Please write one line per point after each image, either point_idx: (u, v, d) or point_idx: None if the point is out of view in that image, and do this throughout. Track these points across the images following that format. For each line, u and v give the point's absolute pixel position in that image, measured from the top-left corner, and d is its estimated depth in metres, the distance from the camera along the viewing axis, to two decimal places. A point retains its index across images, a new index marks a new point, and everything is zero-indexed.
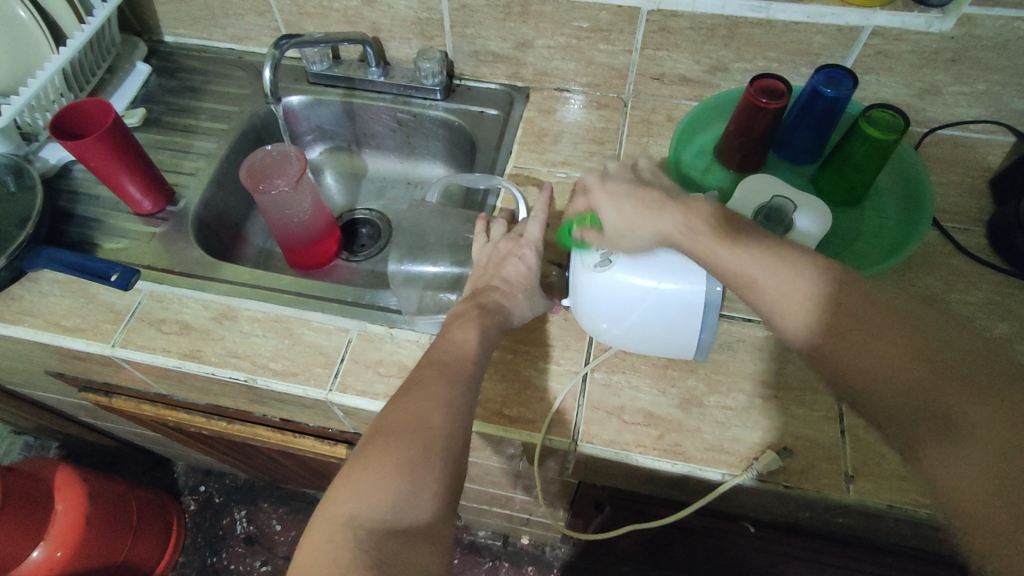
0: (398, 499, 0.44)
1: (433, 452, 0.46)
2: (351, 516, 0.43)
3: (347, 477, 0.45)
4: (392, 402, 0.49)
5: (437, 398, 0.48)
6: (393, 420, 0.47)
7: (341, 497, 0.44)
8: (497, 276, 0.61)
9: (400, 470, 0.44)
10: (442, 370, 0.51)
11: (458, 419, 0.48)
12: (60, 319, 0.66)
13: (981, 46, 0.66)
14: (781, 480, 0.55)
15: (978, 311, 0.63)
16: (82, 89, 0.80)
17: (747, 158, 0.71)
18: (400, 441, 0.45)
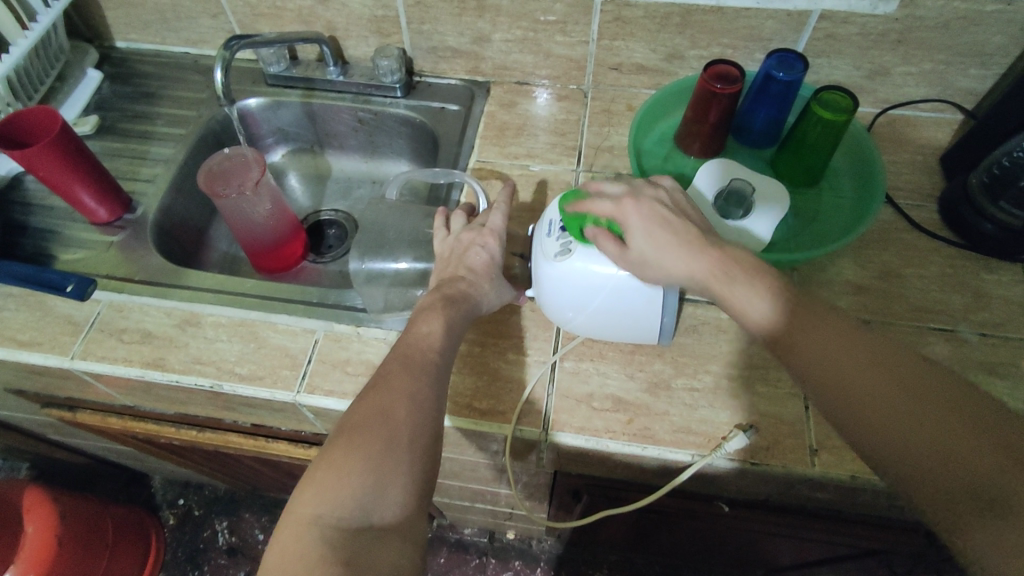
0: (365, 496, 0.43)
1: (398, 448, 0.46)
2: (316, 514, 0.43)
3: (313, 476, 0.45)
4: (357, 399, 0.49)
5: (402, 393, 0.48)
6: (359, 417, 0.47)
7: (307, 496, 0.43)
8: (462, 267, 0.60)
9: (366, 468, 0.44)
10: (407, 364, 0.51)
11: (424, 413, 0.48)
12: (16, 333, 0.65)
13: (924, 27, 0.67)
14: (749, 458, 0.56)
15: (932, 285, 0.65)
16: (31, 98, 0.78)
17: (705, 145, 0.72)
18: (363, 439, 0.45)
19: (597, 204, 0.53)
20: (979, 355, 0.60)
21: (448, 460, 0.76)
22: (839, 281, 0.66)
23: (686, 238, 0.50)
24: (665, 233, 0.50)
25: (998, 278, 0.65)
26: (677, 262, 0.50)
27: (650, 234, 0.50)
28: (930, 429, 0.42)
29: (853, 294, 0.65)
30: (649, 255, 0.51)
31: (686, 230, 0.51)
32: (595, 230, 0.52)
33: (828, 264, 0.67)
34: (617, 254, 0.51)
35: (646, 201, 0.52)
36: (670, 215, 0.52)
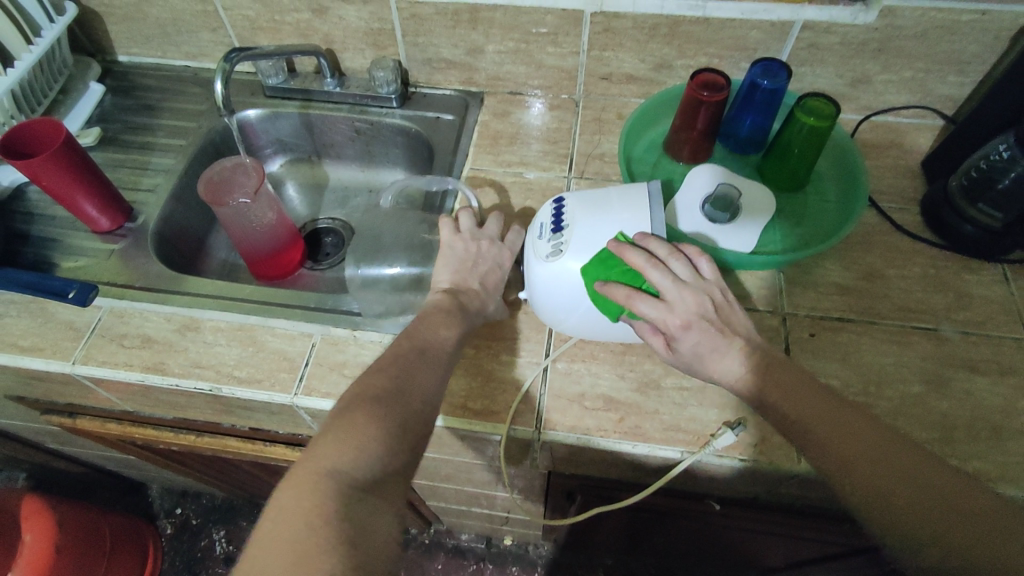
0: (378, 465, 0.45)
1: (410, 432, 0.48)
2: (338, 469, 0.43)
3: (332, 432, 0.45)
4: (377, 371, 0.51)
5: (420, 382, 0.51)
6: (382, 392, 0.49)
7: (326, 451, 0.44)
8: (477, 279, 0.62)
9: (384, 441, 0.46)
10: (426, 355, 0.53)
11: (431, 407, 0.51)
12: (17, 339, 0.66)
13: (903, 36, 0.69)
14: (736, 454, 0.58)
15: (915, 285, 0.66)
16: (35, 110, 0.80)
17: (693, 152, 0.74)
18: (385, 413, 0.47)
19: (646, 309, 0.53)
20: (961, 352, 0.61)
21: (444, 462, 0.77)
22: (825, 283, 0.67)
23: (727, 342, 0.53)
24: (709, 346, 0.53)
25: (979, 278, 0.66)
26: (720, 367, 0.53)
27: (696, 345, 0.53)
28: (940, 513, 0.43)
29: (839, 295, 0.66)
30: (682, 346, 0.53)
31: (729, 334, 0.53)
32: (641, 325, 0.55)
33: (814, 266, 0.69)
34: (662, 350, 0.55)
35: (695, 316, 0.53)
36: (714, 324, 0.53)
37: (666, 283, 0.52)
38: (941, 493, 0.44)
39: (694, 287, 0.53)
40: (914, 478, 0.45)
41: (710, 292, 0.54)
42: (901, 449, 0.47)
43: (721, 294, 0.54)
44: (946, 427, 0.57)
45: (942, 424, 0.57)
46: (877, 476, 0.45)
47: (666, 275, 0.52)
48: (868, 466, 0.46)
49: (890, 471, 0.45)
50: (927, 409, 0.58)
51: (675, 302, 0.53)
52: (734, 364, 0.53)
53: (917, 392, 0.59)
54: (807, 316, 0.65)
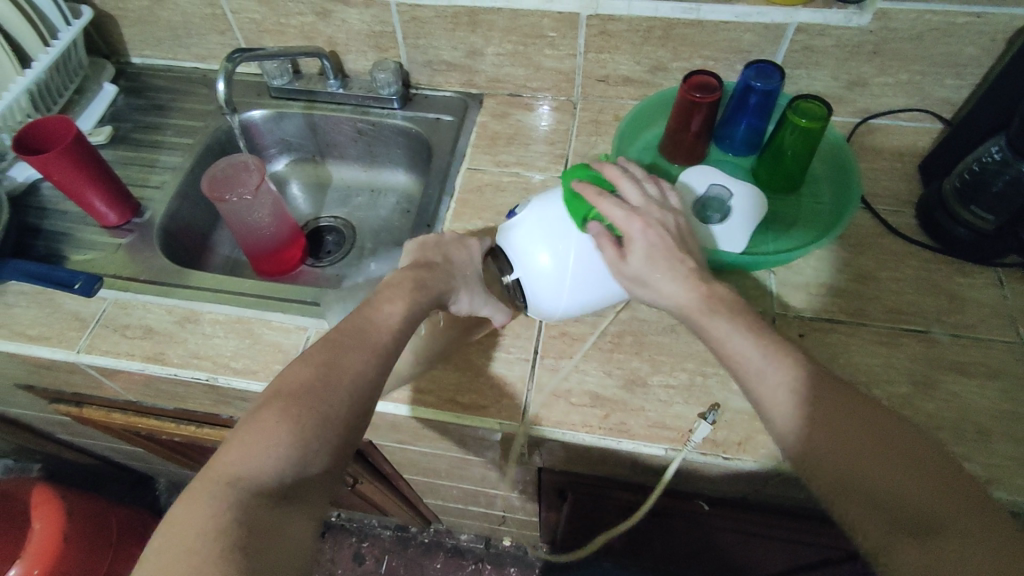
0: (289, 469, 0.43)
1: (329, 427, 0.45)
2: (238, 476, 0.41)
3: (243, 433, 0.43)
4: (303, 365, 0.48)
5: (348, 373, 0.48)
6: (301, 385, 0.46)
7: (233, 455, 0.42)
8: (441, 253, 0.60)
9: (296, 441, 0.43)
10: (359, 344, 0.50)
11: (363, 401, 0.48)
12: (25, 328, 0.68)
13: (898, 39, 0.70)
14: (721, 452, 0.58)
15: (906, 287, 0.66)
16: (49, 109, 0.83)
17: (687, 153, 0.74)
18: (301, 410, 0.45)
19: (613, 209, 0.55)
20: (950, 355, 0.61)
21: (437, 458, 0.78)
22: (816, 284, 0.67)
23: (680, 257, 0.54)
24: (662, 255, 0.54)
25: (971, 281, 0.66)
26: (667, 280, 0.54)
27: (651, 251, 0.54)
28: (884, 475, 0.43)
29: (830, 296, 0.66)
30: (643, 262, 0.54)
31: (682, 253, 0.54)
32: (598, 231, 0.55)
33: (806, 267, 0.69)
34: (612, 258, 0.55)
35: (659, 221, 0.55)
36: (672, 240, 0.55)
37: (637, 194, 0.56)
38: (888, 454, 0.43)
39: (660, 202, 0.57)
40: (861, 436, 0.44)
41: (674, 211, 0.57)
42: (851, 407, 0.46)
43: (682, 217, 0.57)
44: (934, 428, 0.57)
45: (929, 425, 0.57)
46: (822, 433, 0.46)
47: (636, 186, 0.57)
48: (811, 424, 0.46)
49: (835, 430, 0.45)
50: (915, 410, 0.58)
51: (641, 208, 0.56)
52: (682, 281, 0.54)
53: (905, 393, 0.59)
54: (796, 317, 0.65)
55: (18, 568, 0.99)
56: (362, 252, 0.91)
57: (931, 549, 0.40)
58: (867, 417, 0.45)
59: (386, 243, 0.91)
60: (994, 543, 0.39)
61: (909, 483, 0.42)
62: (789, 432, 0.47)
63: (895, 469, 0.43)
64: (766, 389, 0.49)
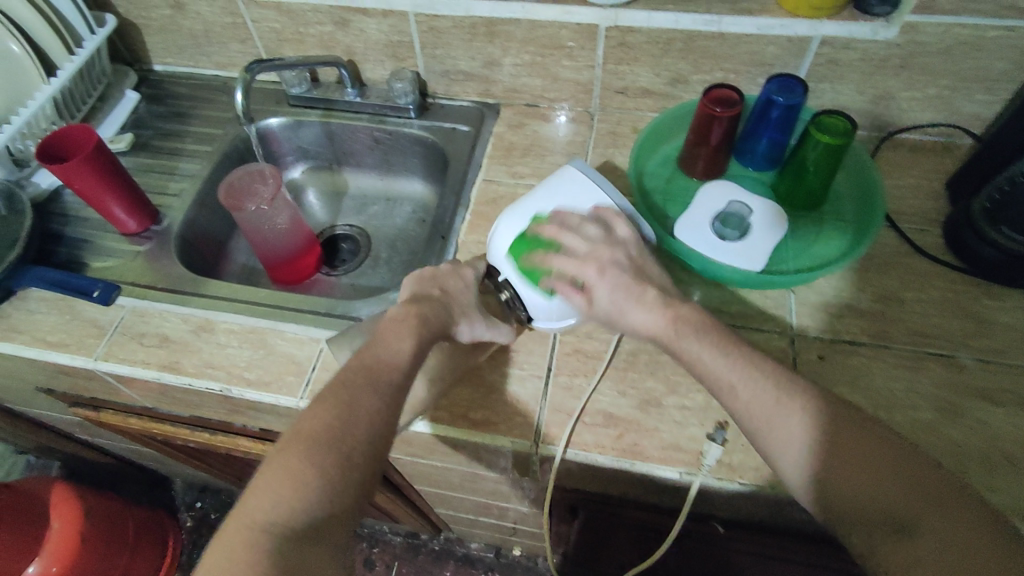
0: (314, 510, 0.43)
1: (351, 466, 0.45)
2: (266, 522, 0.42)
3: (266, 481, 0.44)
4: (321, 405, 0.48)
5: (365, 407, 0.48)
6: (319, 425, 0.46)
7: (260, 503, 0.43)
8: (437, 286, 0.60)
9: (320, 482, 0.44)
10: (372, 377, 0.50)
11: (381, 433, 0.48)
12: (45, 335, 0.69)
13: (927, 52, 0.68)
14: (737, 477, 0.57)
15: (932, 309, 0.64)
16: (73, 117, 0.84)
17: (706, 166, 0.73)
18: (322, 451, 0.45)
19: (562, 263, 0.58)
20: (977, 382, 0.59)
21: (448, 471, 0.77)
22: (837, 304, 0.66)
23: (639, 292, 0.57)
24: (624, 294, 0.57)
25: (1001, 305, 0.64)
26: (635, 316, 0.57)
27: (615, 292, 0.57)
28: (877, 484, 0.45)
29: (852, 317, 0.64)
30: (612, 308, 0.57)
31: (643, 285, 0.57)
32: (559, 285, 0.59)
33: (827, 286, 0.67)
34: (581, 305, 0.58)
35: (609, 265, 0.58)
36: (626, 274, 0.58)
37: (582, 240, 0.59)
38: (881, 467, 0.45)
39: (606, 243, 0.59)
40: (852, 453, 0.46)
41: (623, 246, 0.59)
42: (837, 425, 0.48)
43: (635, 246, 0.60)
44: (959, 457, 0.55)
45: (954, 455, 0.55)
46: (815, 447, 0.48)
47: (576, 235, 0.59)
48: (803, 439, 0.48)
49: (827, 444, 0.47)
50: (939, 439, 0.56)
51: (588, 256, 0.58)
52: (649, 315, 0.56)
53: (929, 420, 0.57)
54: (816, 338, 0.63)
55: (36, 566, 1.01)
56: (377, 261, 0.91)
57: (921, 551, 0.42)
58: (856, 429, 0.47)
59: (401, 252, 0.91)
60: (983, 544, 0.41)
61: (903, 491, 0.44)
62: (780, 447, 0.49)
63: (888, 479, 0.45)
64: (750, 404, 0.51)
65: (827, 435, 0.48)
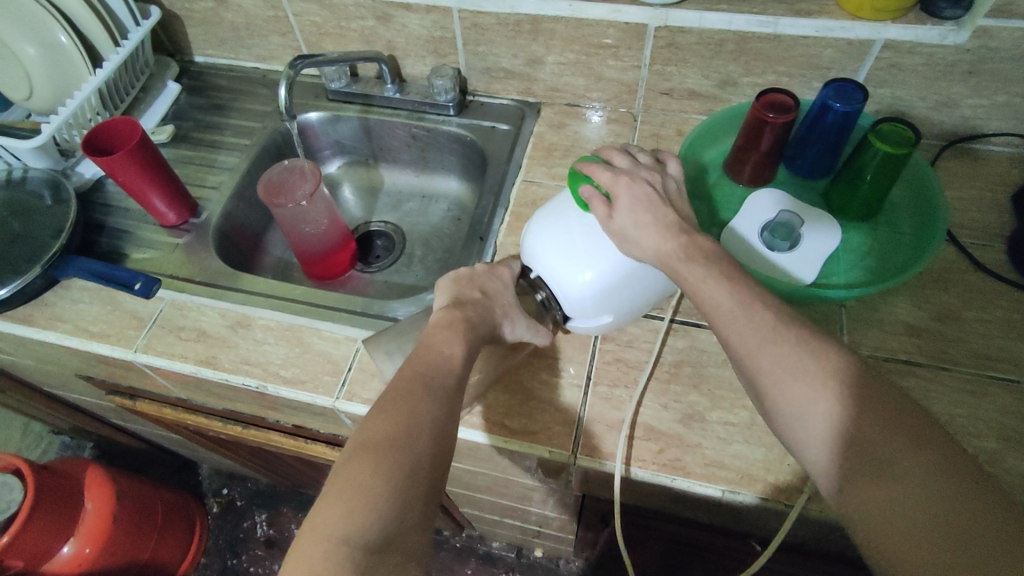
0: (389, 520, 0.42)
1: (420, 473, 0.44)
2: (344, 536, 0.40)
3: (334, 491, 0.42)
4: (380, 412, 0.47)
5: (427, 414, 0.47)
6: (384, 434, 0.45)
7: (332, 516, 0.41)
8: (477, 288, 0.59)
9: (392, 492, 0.42)
10: (429, 383, 0.49)
11: (445, 440, 0.47)
12: (87, 325, 0.70)
13: (998, 58, 0.64)
14: (783, 499, 0.55)
15: (995, 330, 0.61)
16: (116, 108, 0.84)
17: (756, 173, 0.71)
18: (390, 458, 0.44)
19: (601, 171, 0.55)
20: None
21: (479, 475, 0.77)
22: (892, 321, 0.63)
23: (663, 212, 0.52)
24: (643, 210, 0.52)
25: None
26: (648, 234, 0.52)
27: (640, 207, 0.53)
28: (870, 439, 0.41)
29: (908, 335, 0.62)
30: (626, 230, 0.53)
31: (666, 207, 0.53)
32: (590, 189, 0.54)
33: (881, 302, 0.64)
34: (602, 214, 0.53)
35: (646, 181, 0.54)
36: (659, 195, 0.54)
37: (628, 160, 0.57)
38: (888, 428, 0.41)
39: (650, 167, 0.57)
40: (868, 413, 0.42)
41: (665, 177, 0.57)
42: (854, 379, 0.43)
43: (673, 184, 0.57)
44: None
45: (1017, 486, 0.53)
46: (814, 389, 0.43)
47: (624, 157, 0.57)
48: (800, 379, 0.44)
49: (841, 398, 0.43)
50: (1001, 467, 0.53)
51: (630, 172, 0.55)
52: (659, 236, 0.51)
53: (992, 448, 0.55)
54: (868, 356, 0.61)
55: (71, 546, 1.03)
56: (412, 259, 0.90)
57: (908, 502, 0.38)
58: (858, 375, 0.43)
59: (436, 251, 0.90)
60: (980, 514, 0.36)
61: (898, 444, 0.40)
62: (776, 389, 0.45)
63: (886, 431, 0.41)
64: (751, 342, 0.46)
65: (824, 378, 0.43)
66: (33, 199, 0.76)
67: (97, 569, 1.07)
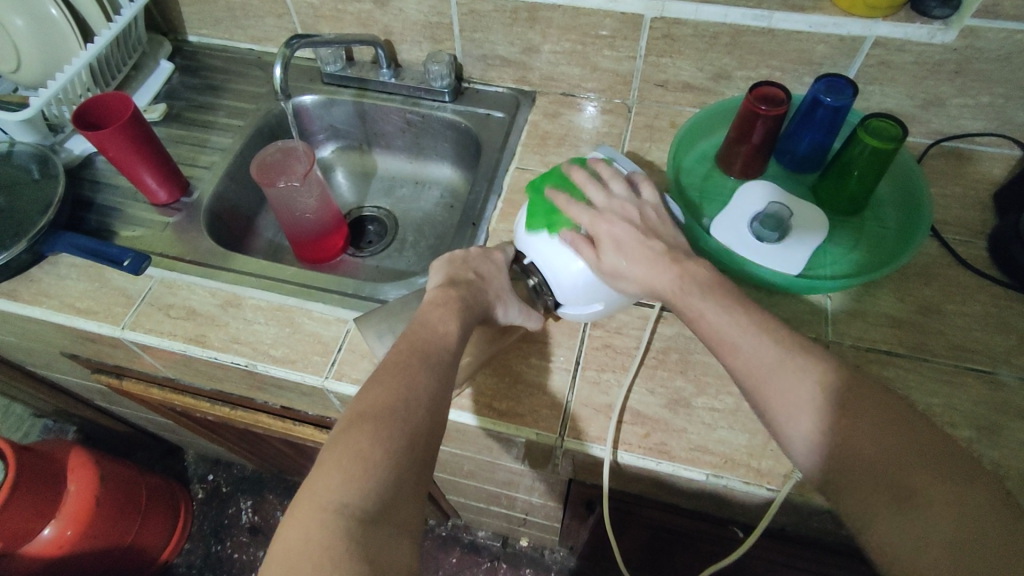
0: (386, 491, 0.42)
1: (415, 446, 0.45)
2: (341, 505, 0.40)
3: (331, 460, 0.42)
4: (376, 384, 0.47)
5: (423, 389, 0.47)
6: (380, 407, 0.45)
7: (329, 484, 0.41)
8: (471, 270, 0.59)
9: (388, 463, 0.43)
10: (426, 359, 0.50)
11: (438, 416, 0.47)
12: (75, 301, 0.70)
13: (984, 59, 0.66)
14: (765, 482, 0.56)
15: (974, 323, 0.63)
16: (107, 84, 0.84)
17: (748, 165, 0.72)
18: (386, 430, 0.44)
19: (570, 207, 0.57)
20: (1016, 400, 0.58)
21: (467, 459, 0.77)
22: (875, 313, 0.64)
23: (646, 249, 0.54)
24: (628, 251, 0.54)
25: None
26: (640, 272, 0.54)
27: (615, 277, 0.56)
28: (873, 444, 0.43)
29: (889, 327, 0.63)
30: (617, 270, 0.55)
31: (652, 242, 0.55)
32: (571, 235, 0.57)
33: (864, 294, 0.66)
34: (590, 259, 0.56)
35: (625, 217, 0.56)
36: (637, 227, 0.55)
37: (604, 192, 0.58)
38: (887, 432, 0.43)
39: (628, 200, 0.58)
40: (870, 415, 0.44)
41: (641, 207, 0.58)
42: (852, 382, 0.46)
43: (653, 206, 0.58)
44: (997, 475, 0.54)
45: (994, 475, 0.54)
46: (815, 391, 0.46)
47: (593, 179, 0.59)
48: (804, 399, 0.46)
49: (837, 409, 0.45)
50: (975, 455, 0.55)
51: (606, 206, 0.57)
52: (653, 270, 0.54)
53: (966, 437, 0.56)
54: (852, 346, 0.62)
55: (52, 528, 1.02)
56: (404, 245, 0.90)
57: (924, 522, 0.40)
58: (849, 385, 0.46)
59: (427, 237, 0.90)
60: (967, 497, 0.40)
61: (908, 460, 0.42)
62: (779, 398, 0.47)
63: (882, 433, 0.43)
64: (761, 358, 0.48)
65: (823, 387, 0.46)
66: (20, 173, 0.75)
67: (79, 551, 1.06)
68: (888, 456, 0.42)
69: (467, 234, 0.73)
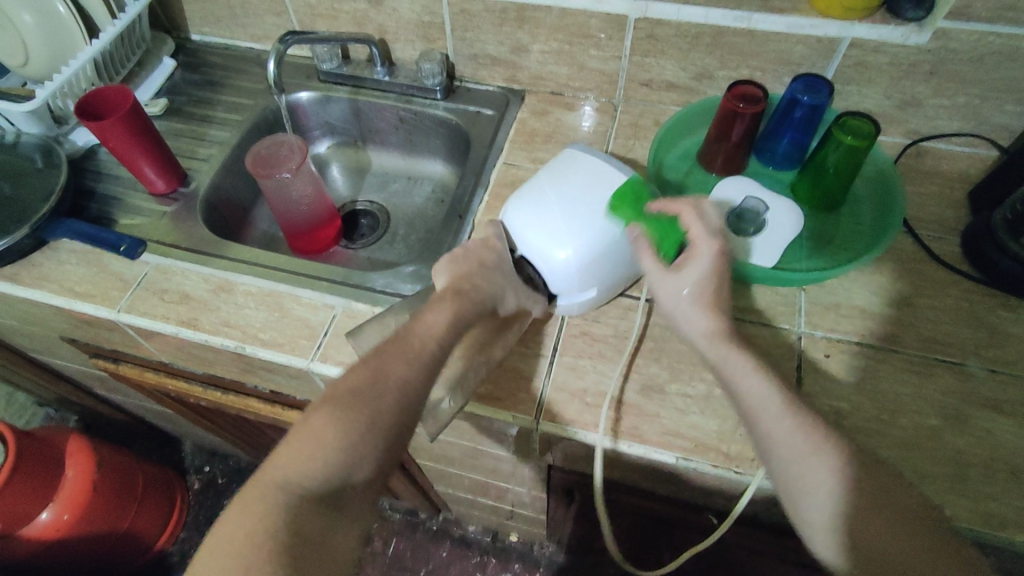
0: (331, 475, 0.46)
1: (373, 438, 0.48)
2: (285, 482, 0.45)
3: (294, 435, 0.47)
4: (356, 368, 0.50)
5: (394, 380, 0.49)
6: (346, 393, 0.48)
7: (285, 460, 0.46)
8: (473, 260, 0.59)
9: (340, 450, 0.46)
10: (403, 347, 0.51)
11: (406, 411, 0.49)
12: (73, 285, 0.72)
13: (957, 60, 0.67)
14: (733, 465, 0.57)
15: (945, 316, 0.64)
16: (111, 79, 0.87)
17: (727, 162, 0.73)
18: (347, 418, 0.47)
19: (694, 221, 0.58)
20: (982, 391, 0.59)
21: (451, 445, 0.79)
22: (848, 306, 0.66)
23: (721, 294, 0.58)
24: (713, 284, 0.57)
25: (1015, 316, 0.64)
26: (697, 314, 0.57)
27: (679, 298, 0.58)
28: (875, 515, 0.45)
29: (861, 319, 0.65)
30: (685, 291, 0.57)
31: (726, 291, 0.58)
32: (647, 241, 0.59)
33: (838, 288, 0.67)
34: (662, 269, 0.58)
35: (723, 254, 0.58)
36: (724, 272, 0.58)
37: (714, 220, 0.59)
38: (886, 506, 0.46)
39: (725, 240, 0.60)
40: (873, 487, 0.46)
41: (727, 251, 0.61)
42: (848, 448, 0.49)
43: None
44: (960, 463, 0.55)
45: (955, 462, 0.55)
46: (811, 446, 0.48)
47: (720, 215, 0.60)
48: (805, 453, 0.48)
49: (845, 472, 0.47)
50: (938, 443, 0.56)
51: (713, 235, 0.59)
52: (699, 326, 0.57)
53: (931, 425, 0.57)
54: (823, 337, 0.63)
55: (50, 511, 1.04)
56: (395, 237, 0.93)
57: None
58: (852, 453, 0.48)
59: (418, 231, 0.93)
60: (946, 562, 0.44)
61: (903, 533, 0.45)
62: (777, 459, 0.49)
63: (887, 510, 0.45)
64: (773, 442, 0.49)
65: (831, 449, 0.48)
66: (25, 162, 0.78)
67: (76, 535, 1.09)
68: (889, 528, 0.45)
69: (453, 224, 0.76)
